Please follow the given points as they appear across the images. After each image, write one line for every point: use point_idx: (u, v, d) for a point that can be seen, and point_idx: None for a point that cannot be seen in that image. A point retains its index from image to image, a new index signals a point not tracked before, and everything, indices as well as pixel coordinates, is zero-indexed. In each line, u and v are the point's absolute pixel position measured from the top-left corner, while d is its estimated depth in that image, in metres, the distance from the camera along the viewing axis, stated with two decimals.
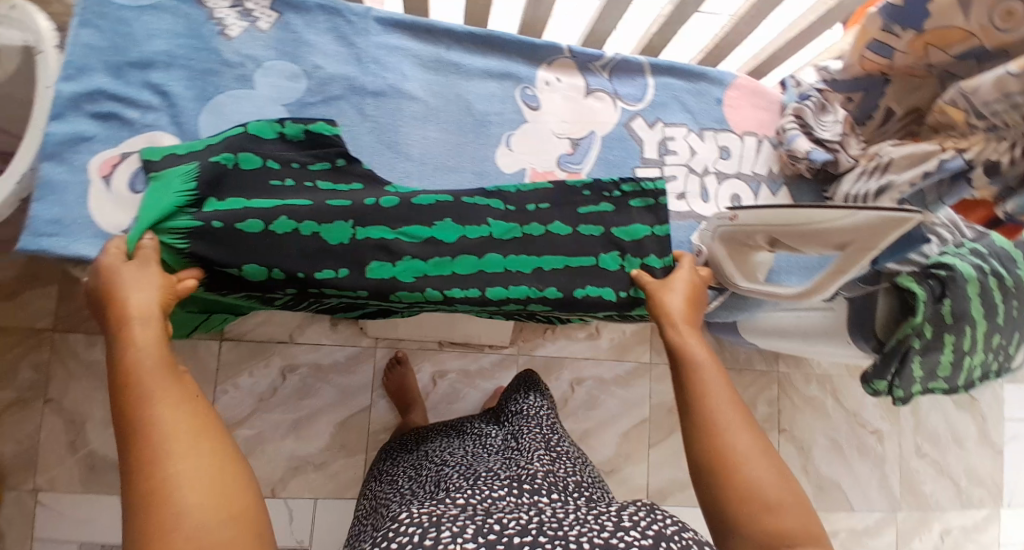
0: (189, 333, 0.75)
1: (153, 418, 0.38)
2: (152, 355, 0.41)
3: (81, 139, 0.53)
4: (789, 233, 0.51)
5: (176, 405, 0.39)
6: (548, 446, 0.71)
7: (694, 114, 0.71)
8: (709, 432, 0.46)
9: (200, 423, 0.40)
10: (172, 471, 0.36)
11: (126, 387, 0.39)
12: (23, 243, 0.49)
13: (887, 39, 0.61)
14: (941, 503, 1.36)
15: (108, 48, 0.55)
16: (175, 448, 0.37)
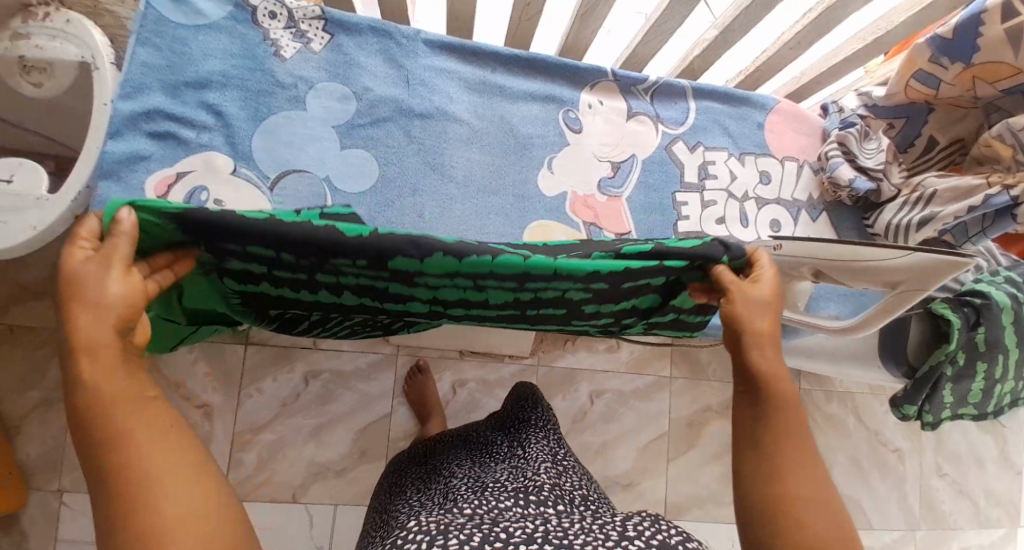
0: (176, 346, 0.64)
1: (136, 459, 0.31)
2: (114, 388, 0.32)
3: (138, 157, 0.54)
4: (837, 269, 0.50)
5: (154, 438, 0.32)
6: (556, 461, 0.67)
7: (734, 138, 0.71)
8: (778, 470, 0.39)
9: (179, 456, 0.32)
10: (152, 513, 0.29)
11: (90, 420, 0.32)
12: None
13: (935, 70, 0.61)
14: (961, 524, 1.34)
15: (164, 67, 0.56)
16: (162, 490, 0.30)
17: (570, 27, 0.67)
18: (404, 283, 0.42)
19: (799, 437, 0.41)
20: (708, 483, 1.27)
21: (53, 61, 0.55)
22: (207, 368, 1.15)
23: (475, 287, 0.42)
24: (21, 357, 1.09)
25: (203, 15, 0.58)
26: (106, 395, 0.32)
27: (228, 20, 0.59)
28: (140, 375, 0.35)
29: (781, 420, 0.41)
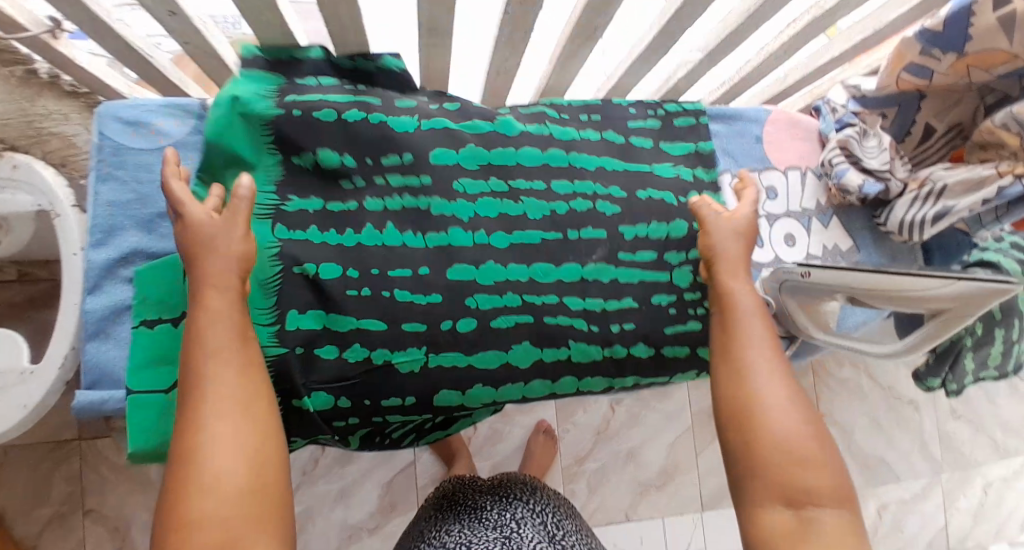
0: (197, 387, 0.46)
1: (210, 381, 0.38)
2: (219, 334, 0.39)
3: (124, 308, 0.47)
4: (884, 294, 0.50)
5: (225, 369, 0.39)
6: (551, 539, 0.68)
7: (734, 157, 0.66)
8: (741, 374, 0.46)
9: (247, 401, 0.38)
10: (203, 444, 0.36)
11: (190, 336, 0.39)
12: (78, 398, 0.45)
13: (926, 62, 0.58)
14: (982, 459, 1.39)
15: (133, 201, 0.48)
16: (209, 413, 0.37)
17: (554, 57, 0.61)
18: (445, 202, 0.54)
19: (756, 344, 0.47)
20: None
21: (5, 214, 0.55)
22: None
23: (507, 199, 0.56)
24: (20, 476, 1.04)
25: (165, 136, 0.50)
26: (203, 315, 0.40)
27: (193, 135, 0.51)
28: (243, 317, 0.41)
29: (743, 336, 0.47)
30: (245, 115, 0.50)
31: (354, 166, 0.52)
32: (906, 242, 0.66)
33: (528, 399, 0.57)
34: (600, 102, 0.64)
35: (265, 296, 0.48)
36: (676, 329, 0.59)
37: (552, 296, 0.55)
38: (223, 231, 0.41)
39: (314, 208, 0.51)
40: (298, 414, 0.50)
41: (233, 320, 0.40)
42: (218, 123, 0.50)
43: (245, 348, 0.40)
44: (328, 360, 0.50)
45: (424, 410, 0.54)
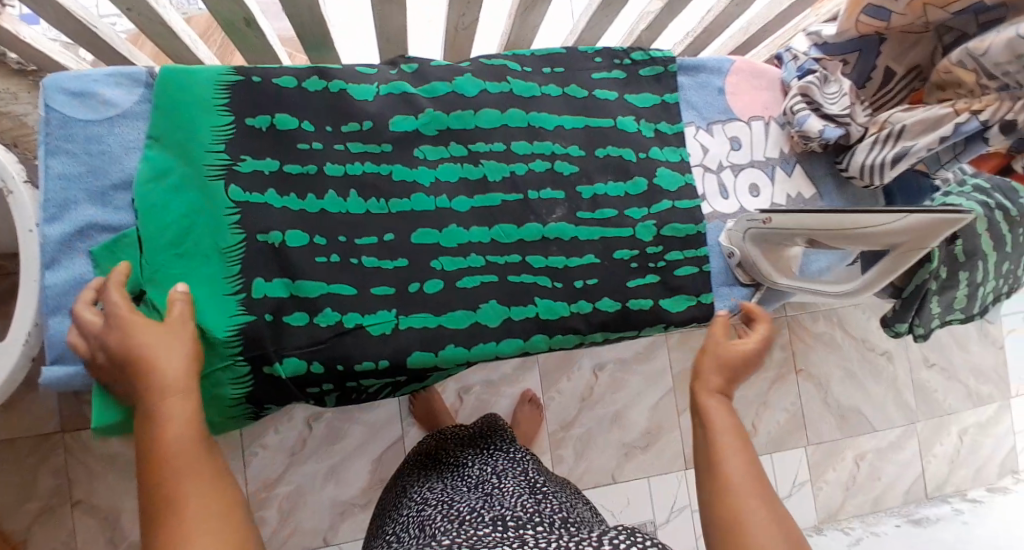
0: None
1: (179, 495, 0.36)
2: (177, 440, 0.38)
3: (83, 282, 0.46)
4: (839, 237, 0.51)
5: (197, 482, 0.37)
6: (532, 488, 0.71)
7: (698, 110, 0.66)
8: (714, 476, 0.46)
9: (217, 503, 0.37)
10: None
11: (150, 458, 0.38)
12: (45, 374, 0.44)
13: (883, 3, 0.59)
14: (956, 406, 1.43)
15: (86, 174, 0.47)
16: (188, 529, 0.35)
17: (514, 11, 0.60)
18: (407, 169, 0.54)
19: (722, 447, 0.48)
20: None
21: None
22: None
23: (469, 164, 0.57)
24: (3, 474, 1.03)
25: (112, 105, 0.48)
26: (163, 432, 0.39)
27: (142, 104, 0.49)
28: (202, 424, 0.41)
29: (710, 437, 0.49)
30: (198, 83, 0.49)
31: (313, 132, 0.52)
32: (867, 186, 0.67)
33: (501, 357, 0.56)
34: (564, 52, 0.61)
35: (231, 262, 0.48)
36: (641, 283, 0.60)
37: (516, 256, 0.56)
38: (171, 336, 0.42)
39: (275, 174, 0.51)
40: (270, 381, 0.49)
41: (194, 428, 0.40)
42: (174, 84, 0.48)
43: (207, 453, 0.40)
44: (299, 327, 0.49)
45: (398, 372, 0.52)
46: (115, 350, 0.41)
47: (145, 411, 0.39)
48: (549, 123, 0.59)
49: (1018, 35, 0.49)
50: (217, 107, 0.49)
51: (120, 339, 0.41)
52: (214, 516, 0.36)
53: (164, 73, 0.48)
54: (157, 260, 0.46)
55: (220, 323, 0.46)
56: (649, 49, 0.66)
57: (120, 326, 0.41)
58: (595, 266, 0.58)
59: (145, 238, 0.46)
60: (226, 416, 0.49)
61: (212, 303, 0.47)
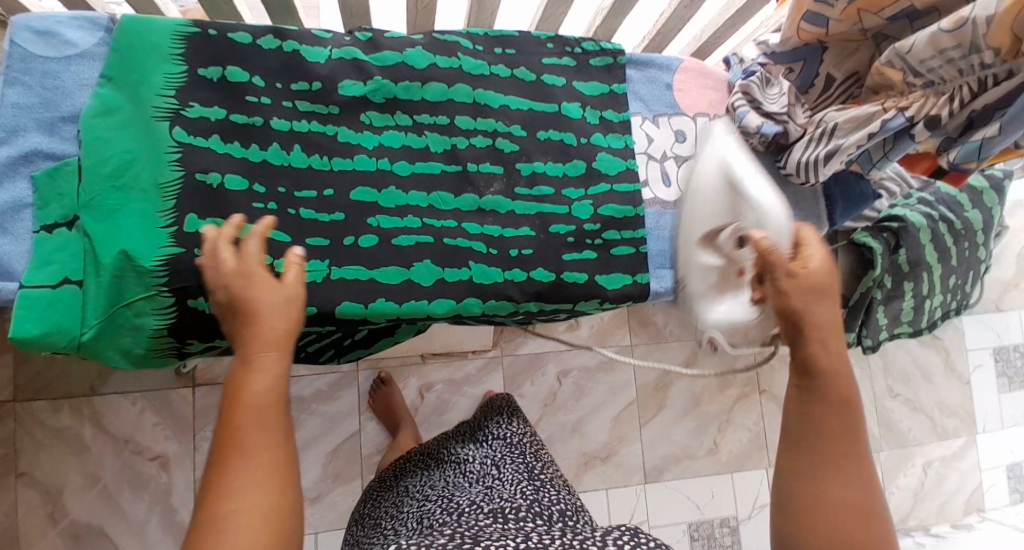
0: (84, 279, 0.46)
1: (254, 449, 0.38)
2: (263, 397, 0.39)
3: (21, 204, 0.47)
4: (708, 218, 0.53)
5: (269, 442, 0.39)
6: (530, 474, 0.74)
7: (646, 102, 0.69)
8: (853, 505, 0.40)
9: (281, 471, 0.39)
10: (230, 516, 0.36)
11: (235, 402, 0.39)
12: None
13: (820, 10, 0.63)
14: (920, 437, 1.42)
15: (38, 105, 0.49)
16: (244, 485, 0.37)
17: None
18: (352, 132, 0.57)
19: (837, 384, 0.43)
20: (683, 440, 1.30)
21: None
22: (157, 419, 1.11)
23: (413, 134, 0.59)
24: None
25: (71, 44, 0.50)
26: (254, 382, 0.40)
27: (101, 46, 0.51)
28: (286, 384, 0.41)
29: (854, 446, 0.42)
30: (156, 32, 0.51)
31: (262, 87, 0.54)
32: (804, 184, 0.69)
33: (433, 318, 0.56)
34: (517, 35, 0.65)
35: (166, 198, 0.49)
36: (575, 260, 0.62)
37: (451, 221, 0.59)
38: (281, 296, 0.43)
39: (221, 122, 0.52)
40: (195, 316, 0.49)
41: (279, 386, 0.41)
42: (136, 30, 0.51)
43: (281, 415, 0.40)
44: None
45: (327, 321, 0.53)
46: (240, 296, 0.42)
47: (247, 355, 0.40)
48: (495, 100, 0.62)
49: (938, 31, 0.51)
50: (173, 55, 0.51)
51: (234, 286, 0.42)
52: (274, 484, 0.38)
53: (124, 20, 0.51)
54: (96, 190, 0.47)
55: (148, 252, 0.47)
56: (601, 42, 0.70)
57: (240, 276, 0.42)
58: (532, 239, 0.60)
59: (86, 168, 0.47)
60: (152, 350, 0.50)
61: (140, 235, 0.47)
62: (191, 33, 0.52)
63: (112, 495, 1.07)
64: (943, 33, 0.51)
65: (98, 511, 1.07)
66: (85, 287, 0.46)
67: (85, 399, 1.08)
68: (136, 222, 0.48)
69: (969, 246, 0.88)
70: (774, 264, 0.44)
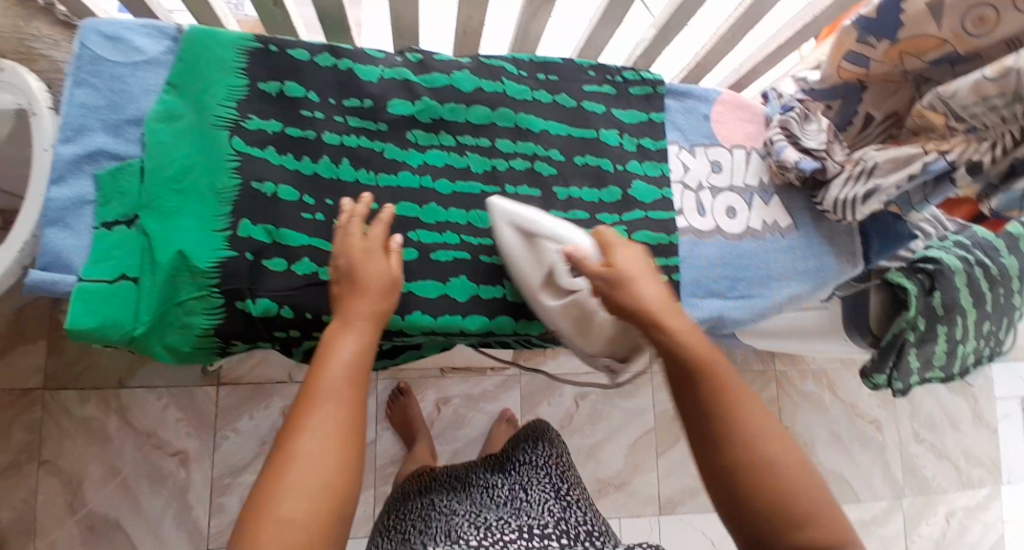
0: (140, 278, 0.48)
1: (324, 401, 0.42)
2: (343, 371, 0.44)
3: (83, 202, 0.49)
4: (535, 275, 0.56)
5: (340, 399, 0.43)
6: (557, 494, 0.75)
7: (683, 131, 0.70)
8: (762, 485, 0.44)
9: (343, 434, 0.42)
10: (299, 452, 0.40)
11: (322, 359, 0.44)
12: (30, 278, 0.47)
13: (863, 50, 0.63)
14: (944, 486, 1.37)
15: (104, 107, 0.51)
16: (311, 431, 0.41)
17: (519, 19, 0.65)
18: (398, 149, 0.59)
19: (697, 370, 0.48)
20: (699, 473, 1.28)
21: None
22: (180, 414, 1.13)
23: (456, 154, 0.61)
24: None
25: (140, 51, 0.52)
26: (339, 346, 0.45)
27: (167, 54, 0.53)
28: (368, 356, 0.46)
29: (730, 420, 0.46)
30: (221, 44, 0.54)
31: (316, 102, 0.57)
32: (840, 221, 0.69)
33: (466, 333, 0.58)
34: (560, 62, 0.67)
35: (222, 204, 0.51)
36: None
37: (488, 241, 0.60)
38: (386, 272, 0.50)
39: (276, 134, 0.55)
40: (240, 317, 0.51)
41: (360, 356, 0.46)
42: (204, 41, 0.53)
43: (359, 390, 0.44)
44: (276, 271, 0.52)
45: None
46: (352, 271, 0.49)
47: (345, 320, 0.47)
48: (537, 125, 0.64)
49: (983, 78, 0.51)
50: (236, 68, 0.54)
51: (350, 264, 0.49)
52: (340, 439, 0.41)
53: (192, 30, 0.53)
54: (158, 193, 0.50)
55: (203, 255, 0.49)
56: (642, 72, 0.71)
57: (357, 254, 0.50)
58: None
59: (150, 173, 0.50)
60: (195, 349, 0.51)
61: (195, 239, 0.49)
62: (255, 48, 0.55)
63: (130, 489, 1.09)
64: (988, 81, 0.51)
65: (116, 503, 1.09)
66: (141, 284, 0.48)
67: (112, 391, 1.10)
68: (193, 227, 0.50)
69: (1005, 292, 0.87)
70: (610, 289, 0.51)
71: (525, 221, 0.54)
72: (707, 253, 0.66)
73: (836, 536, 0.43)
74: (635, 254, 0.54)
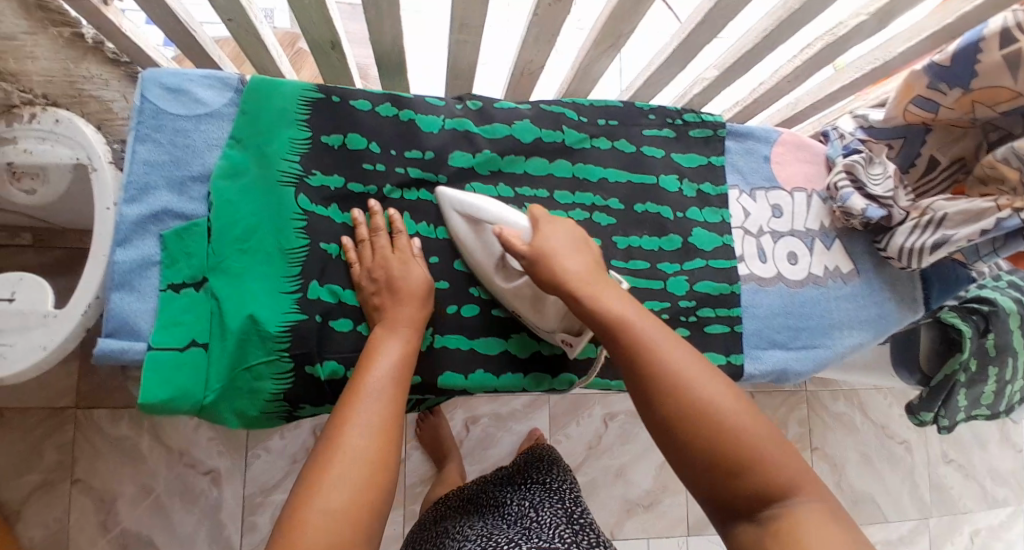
0: (209, 342, 0.47)
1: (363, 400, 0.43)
2: (387, 377, 0.46)
3: (150, 263, 0.48)
4: (485, 258, 0.54)
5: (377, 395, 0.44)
6: (569, 518, 0.69)
7: (743, 174, 0.68)
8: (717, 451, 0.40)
9: (387, 431, 0.42)
10: (345, 443, 0.40)
11: (361, 366, 0.46)
12: (101, 345, 0.46)
13: (932, 96, 0.61)
14: (970, 506, 1.37)
15: (168, 163, 0.50)
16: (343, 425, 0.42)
17: (579, 61, 0.63)
18: None
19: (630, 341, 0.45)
20: None
21: (45, 166, 0.50)
22: (211, 433, 1.12)
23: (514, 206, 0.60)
24: (13, 440, 1.04)
25: (202, 103, 0.51)
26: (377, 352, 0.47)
27: (229, 106, 0.52)
28: (408, 364, 0.48)
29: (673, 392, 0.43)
30: (283, 95, 0.53)
31: (378, 153, 0.56)
32: (903, 269, 0.68)
33: (527, 391, 0.59)
34: (621, 104, 0.64)
35: (292, 263, 0.51)
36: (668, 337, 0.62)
37: None
38: (414, 292, 0.51)
39: (338, 190, 0.54)
40: (309, 381, 0.51)
41: (397, 362, 0.47)
42: (266, 90, 0.52)
43: (399, 398, 0.46)
44: (343, 332, 0.52)
45: (428, 390, 0.55)
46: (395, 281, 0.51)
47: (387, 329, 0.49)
48: (596, 173, 0.62)
49: None
50: (298, 119, 0.53)
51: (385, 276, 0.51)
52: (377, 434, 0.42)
53: (255, 80, 0.52)
54: (224, 253, 0.49)
55: (274, 319, 0.49)
56: (700, 112, 0.69)
57: (399, 274, 0.51)
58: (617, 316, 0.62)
59: (217, 232, 0.49)
60: (264, 413, 0.50)
61: (262, 301, 0.49)
62: (316, 98, 0.54)
63: (162, 506, 1.09)
64: None
65: (149, 522, 1.08)
66: (210, 349, 0.47)
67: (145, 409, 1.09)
68: (262, 288, 0.50)
69: None
70: (539, 262, 0.49)
71: (459, 202, 0.53)
72: (769, 302, 0.64)
73: (789, 478, 0.40)
74: (557, 230, 0.52)
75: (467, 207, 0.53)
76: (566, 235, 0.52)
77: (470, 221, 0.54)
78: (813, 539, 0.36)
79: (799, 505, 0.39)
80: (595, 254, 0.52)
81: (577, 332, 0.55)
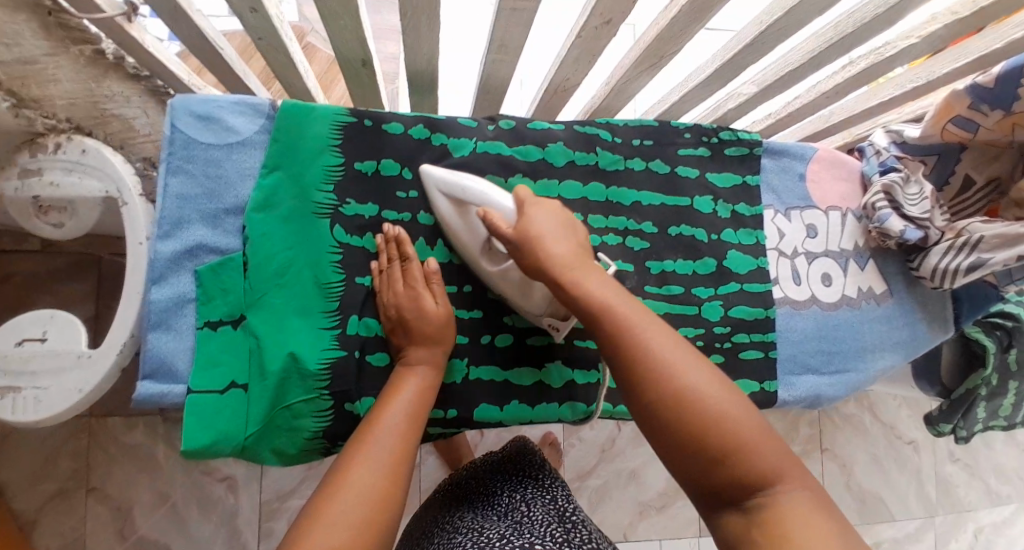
0: (250, 382, 0.47)
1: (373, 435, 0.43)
2: (403, 413, 0.45)
3: (186, 300, 0.47)
4: (470, 242, 0.51)
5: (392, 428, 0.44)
6: (561, 519, 0.58)
7: (778, 193, 0.67)
8: (709, 444, 0.36)
9: (396, 471, 0.41)
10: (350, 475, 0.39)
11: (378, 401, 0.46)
12: (141, 390, 0.45)
13: (973, 116, 0.58)
14: (974, 504, 1.39)
15: (202, 196, 0.48)
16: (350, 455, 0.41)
17: (615, 78, 0.61)
18: None
19: (617, 327, 0.41)
20: None
21: (73, 199, 0.48)
22: None
23: None
24: (21, 449, 0.97)
25: (234, 131, 0.49)
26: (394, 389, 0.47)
27: (261, 133, 0.50)
28: (426, 402, 0.47)
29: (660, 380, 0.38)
30: (315, 119, 0.51)
31: (412, 180, 0.54)
32: (935, 288, 0.67)
33: (563, 420, 0.59)
34: (656, 124, 0.63)
35: (331, 297, 0.50)
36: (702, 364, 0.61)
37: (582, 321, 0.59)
38: (442, 326, 0.49)
39: (373, 219, 0.53)
40: (349, 418, 0.50)
41: (412, 398, 0.46)
42: (299, 114, 0.50)
43: (415, 438, 0.45)
44: (380, 365, 0.51)
45: (464, 423, 0.55)
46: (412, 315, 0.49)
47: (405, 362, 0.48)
48: (630, 197, 0.61)
49: None
50: (331, 143, 0.51)
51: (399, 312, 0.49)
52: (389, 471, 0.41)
53: (286, 106, 0.50)
54: (262, 289, 0.48)
55: (314, 356, 0.48)
56: (735, 129, 0.68)
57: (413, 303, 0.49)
58: None
59: (252, 266, 0.48)
60: (303, 450, 0.49)
61: (299, 336, 0.48)
62: (348, 121, 0.52)
63: (179, 514, 1.04)
64: None
65: (169, 530, 1.03)
66: (250, 390, 0.47)
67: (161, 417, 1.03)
68: (299, 325, 0.49)
69: None
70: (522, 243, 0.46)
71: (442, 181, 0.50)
72: (803, 326, 0.64)
73: (774, 467, 0.36)
74: (541, 209, 0.49)
75: (451, 187, 0.50)
76: (552, 214, 0.48)
77: (455, 201, 0.51)
78: (799, 527, 0.33)
79: (783, 492, 0.35)
80: (584, 237, 0.49)
81: (564, 317, 0.53)
